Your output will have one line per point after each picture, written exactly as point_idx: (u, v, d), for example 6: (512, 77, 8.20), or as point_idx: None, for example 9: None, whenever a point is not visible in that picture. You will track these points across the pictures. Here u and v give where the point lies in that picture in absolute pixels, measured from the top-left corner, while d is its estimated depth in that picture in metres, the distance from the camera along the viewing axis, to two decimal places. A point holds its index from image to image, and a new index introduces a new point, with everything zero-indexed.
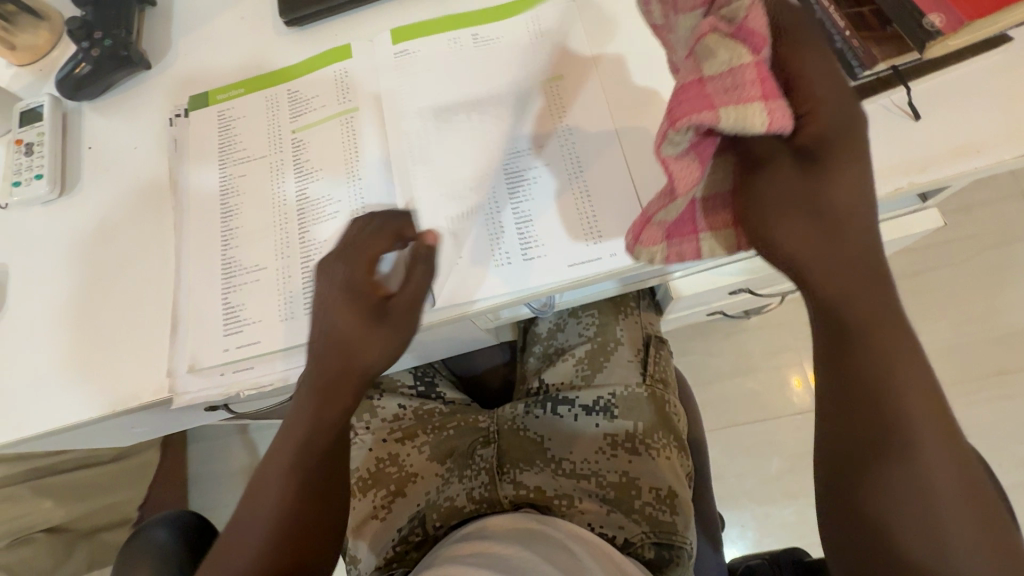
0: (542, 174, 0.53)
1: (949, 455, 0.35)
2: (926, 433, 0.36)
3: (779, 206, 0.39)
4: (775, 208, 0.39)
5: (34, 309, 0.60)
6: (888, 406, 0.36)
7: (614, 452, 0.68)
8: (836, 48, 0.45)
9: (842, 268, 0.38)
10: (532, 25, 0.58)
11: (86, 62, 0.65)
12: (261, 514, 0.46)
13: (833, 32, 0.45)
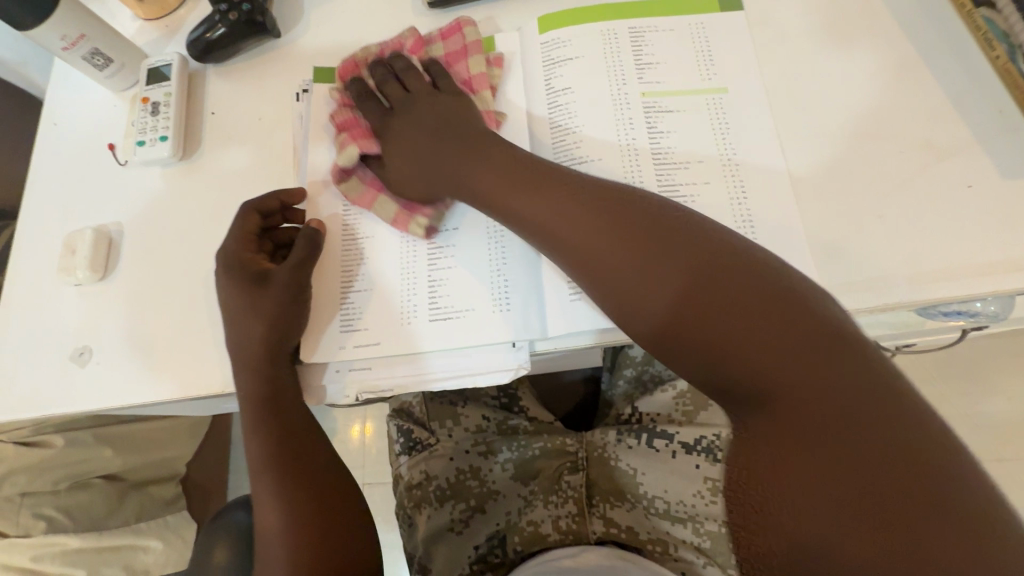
0: (704, 193, 0.48)
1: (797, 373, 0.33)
2: (774, 364, 0.33)
3: (419, 163, 0.51)
4: (602, 214, 0.42)
5: (148, 273, 0.60)
6: (705, 339, 0.35)
7: (713, 499, 0.62)
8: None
9: (688, 256, 0.38)
10: (695, 29, 0.53)
11: (221, 25, 0.63)
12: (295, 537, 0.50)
13: None
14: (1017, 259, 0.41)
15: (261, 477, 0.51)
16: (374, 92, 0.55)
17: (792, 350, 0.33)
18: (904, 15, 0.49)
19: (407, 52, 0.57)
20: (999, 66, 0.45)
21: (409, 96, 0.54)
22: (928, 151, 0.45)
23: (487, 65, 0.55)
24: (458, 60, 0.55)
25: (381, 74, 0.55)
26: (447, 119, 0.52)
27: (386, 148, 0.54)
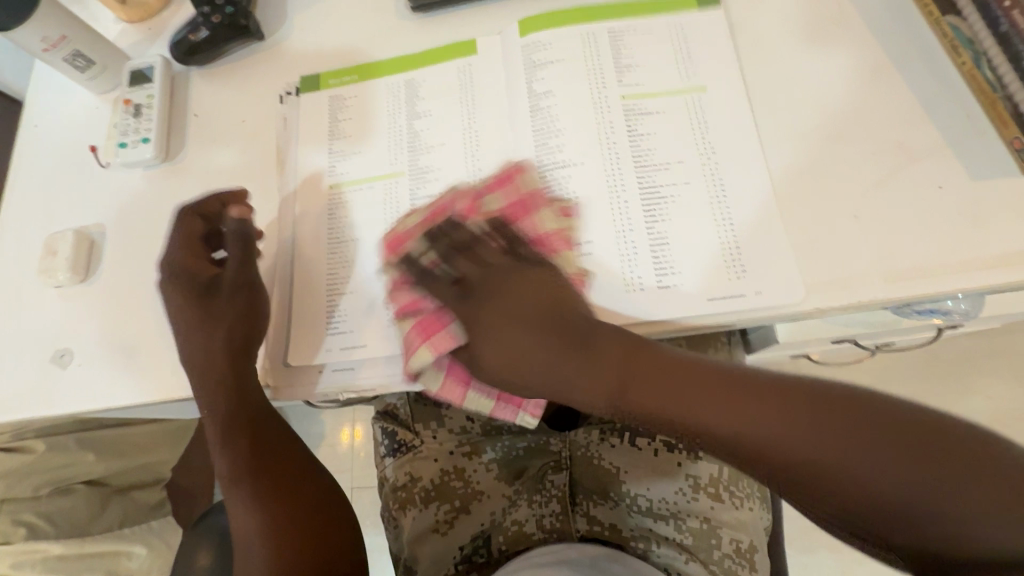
0: (684, 192, 0.49)
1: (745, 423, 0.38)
2: (790, 444, 0.36)
3: (518, 348, 0.45)
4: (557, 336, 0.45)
5: (130, 275, 0.59)
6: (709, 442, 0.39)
7: (695, 496, 0.64)
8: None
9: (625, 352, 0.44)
10: (674, 32, 0.54)
11: (204, 28, 0.63)
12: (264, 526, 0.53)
13: None
14: (984, 259, 0.42)
15: (236, 486, 0.54)
16: (444, 274, 0.47)
17: (809, 421, 0.36)
18: (877, 21, 0.50)
19: (520, 224, 0.48)
20: (965, 71, 0.46)
21: (487, 274, 0.46)
22: (899, 154, 0.46)
23: (558, 215, 0.49)
24: (524, 214, 0.48)
25: (442, 248, 0.47)
26: (523, 294, 0.46)
27: (470, 276, 0.46)
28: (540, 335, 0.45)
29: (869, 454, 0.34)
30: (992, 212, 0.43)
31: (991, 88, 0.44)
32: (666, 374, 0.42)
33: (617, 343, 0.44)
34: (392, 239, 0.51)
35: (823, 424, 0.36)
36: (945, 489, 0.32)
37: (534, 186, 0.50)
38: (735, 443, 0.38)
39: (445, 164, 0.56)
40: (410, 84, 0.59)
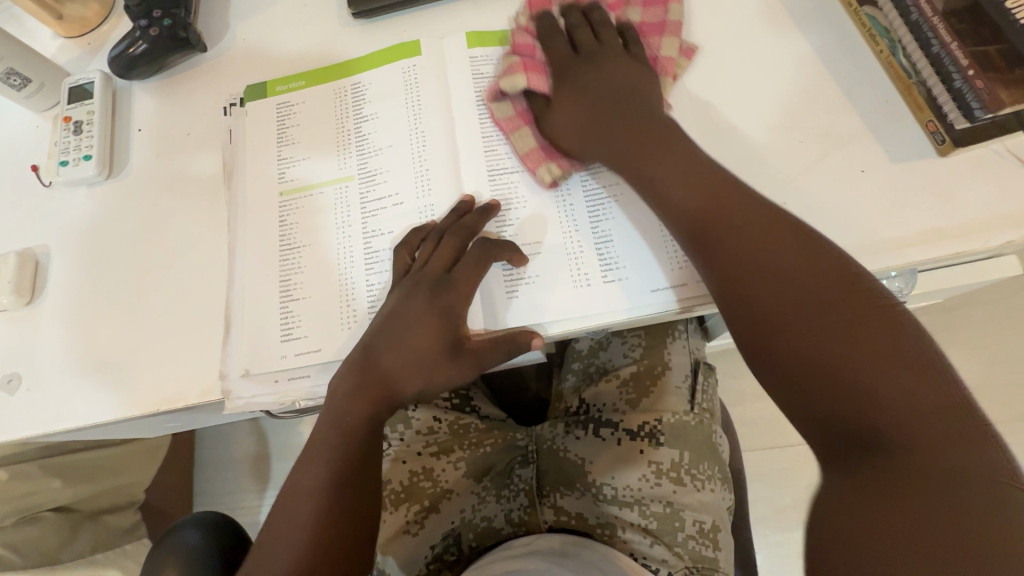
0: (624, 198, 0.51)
1: (849, 345, 0.37)
2: (849, 365, 0.36)
3: (588, 117, 0.51)
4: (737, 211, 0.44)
5: (78, 295, 0.58)
6: (783, 328, 0.39)
7: (658, 480, 0.65)
8: (953, 86, 0.43)
9: (767, 229, 0.43)
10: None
11: (142, 41, 0.62)
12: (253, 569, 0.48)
13: (953, 70, 0.43)
14: (905, 238, 0.44)
15: (315, 498, 0.48)
16: (564, 35, 0.54)
17: (869, 355, 0.36)
18: (801, 14, 0.52)
19: (605, 5, 0.54)
20: (882, 59, 0.48)
21: (599, 51, 0.52)
22: (823, 140, 0.48)
23: (678, 52, 0.53)
24: (655, 33, 0.53)
25: (574, 19, 0.54)
26: (611, 82, 0.51)
27: (584, 50, 0.52)
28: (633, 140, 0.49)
29: (907, 399, 0.34)
30: (912, 192, 0.45)
31: (906, 75, 0.47)
32: (778, 265, 0.41)
33: (739, 207, 0.44)
34: None
35: (893, 372, 0.35)
36: (921, 455, 0.33)
37: (561, 1, 0.55)
38: (783, 330, 0.39)
39: (391, 167, 0.55)
40: (356, 93, 0.59)
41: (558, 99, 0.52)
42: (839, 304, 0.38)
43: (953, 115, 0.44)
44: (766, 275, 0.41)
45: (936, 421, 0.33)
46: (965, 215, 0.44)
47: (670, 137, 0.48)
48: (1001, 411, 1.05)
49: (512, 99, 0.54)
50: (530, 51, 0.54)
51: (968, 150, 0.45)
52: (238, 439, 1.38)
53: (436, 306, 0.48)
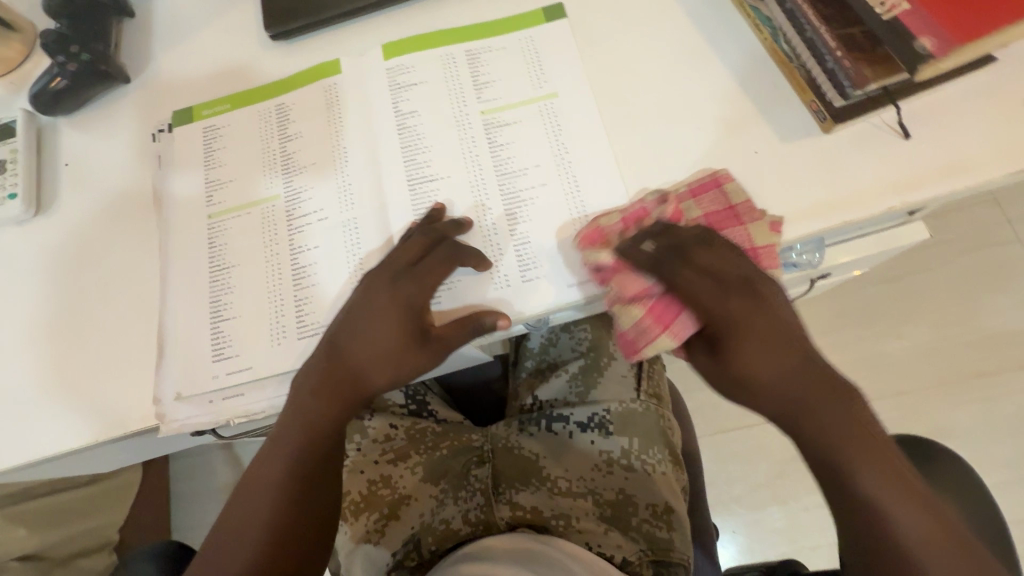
0: (543, 195, 0.52)
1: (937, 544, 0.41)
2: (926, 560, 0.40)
3: (748, 345, 0.45)
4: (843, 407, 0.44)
5: (11, 332, 0.58)
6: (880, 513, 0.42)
7: (610, 469, 0.67)
8: (827, 67, 0.46)
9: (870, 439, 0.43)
10: (524, 42, 0.57)
11: (62, 77, 0.62)
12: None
13: (824, 52, 0.46)
14: (798, 211, 0.47)
15: (276, 495, 0.49)
16: (651, 255, 0.46)
17: (857, 445, 0.43)
18: (695, 8, 0.55)
19: (664, 219, 0.48)
20: (767, 45, 0.51)
21: (719, 261, 0.45)
22: (720, 126, 0.51)
23: (767, 228, 0.46)
24: (730, 223, 0.47)
25: (660, 244, 0.46)
26: (768, 320, 0.45)
27: (710, 268, 0.45)
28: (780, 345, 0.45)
29: (876, 477, 0.42)
30: (802, 168, 0.48)
31: (788, 59, 0.50)
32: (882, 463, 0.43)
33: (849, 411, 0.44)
34: (595, 232, 0.48)
35: (875, 460, 0.43)
36: None
37: (613, 232, 0.48)
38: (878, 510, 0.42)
39: (317, 187, 0.56)
40: (281, 115, 0.60)
41: (683, 267, 0.45)
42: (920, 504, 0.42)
43: (831, 93, 0.47)
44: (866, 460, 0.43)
45: (898, 494, 0.42)
46: (850, 186, 0.47)
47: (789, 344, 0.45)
48: (953, 373, 1.10)
49: (637, 301, 0.46)
50: (630, 222, 0.49)
51: (848, 125, 0.48)
52: (212, 470, 1.36)
53: (400, 297, 0.49)
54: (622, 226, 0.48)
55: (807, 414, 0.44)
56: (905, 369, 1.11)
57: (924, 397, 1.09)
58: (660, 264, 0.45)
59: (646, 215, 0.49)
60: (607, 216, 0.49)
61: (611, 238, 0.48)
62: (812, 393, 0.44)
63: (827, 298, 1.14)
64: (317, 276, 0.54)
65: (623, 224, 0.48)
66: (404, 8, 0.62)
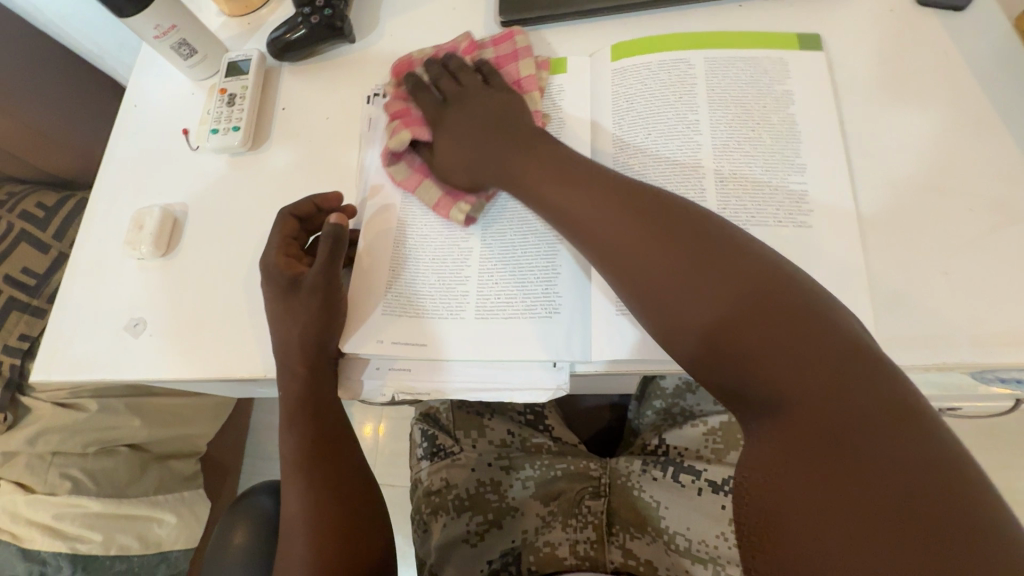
0: (777, 243, 0.46)
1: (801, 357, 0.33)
2: (790, 373, 0.33)
3: (472, 151, 0.53)
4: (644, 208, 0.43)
5: (209, 254, 0.62)
6: (739, 330, 0.35)
7: (738, 543, 0.59)
8: None
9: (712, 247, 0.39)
10: (775, 63, 0.52)
11: (302, 27, 0.65)
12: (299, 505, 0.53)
13: None
14: None
15: (298, 495, 0.53)
16: (430, 87, 0.57)
17: (813, 345, 0.33)
18: (985, 77, 0.49)
19: (460, 53, 0.59)
20: None
21: (461, 91, 0.55)
22: (998, 212, 0.45)
23: (537, 69, 0.57)
24: (511, 62, 0.57)
25: (434, 70, 0.57)
26: (496, 115, 0.53)
27: (450, 91, 0.56)
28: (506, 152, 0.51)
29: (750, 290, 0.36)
30: None
31: None
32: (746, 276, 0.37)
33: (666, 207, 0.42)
34: (404, 60, 0.61)
35: (724, 277, 0.37)
36: (864, 448, 0.30)
37: (422, 61, 0.61)
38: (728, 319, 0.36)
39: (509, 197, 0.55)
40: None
41: (444, 78, 0.57)
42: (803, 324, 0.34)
43: None
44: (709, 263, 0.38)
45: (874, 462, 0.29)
46: None
47: (539, 160, 0.49)
48: None
49: (513, 49, 0.58)
50: (440, 54, 0.60)
51: None
52: None
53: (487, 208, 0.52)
54: (433, 52, 0.60)
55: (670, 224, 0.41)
56: None
57: None
58: (483, 61, 0.57)
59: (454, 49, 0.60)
60: (420, 50, 0.61)
61: (417, 66, 0.61)
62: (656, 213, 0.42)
63: None
64: (500, 272, 0.52)
65: (431, 53, 0.60)
66: (645, 18, 0.59)
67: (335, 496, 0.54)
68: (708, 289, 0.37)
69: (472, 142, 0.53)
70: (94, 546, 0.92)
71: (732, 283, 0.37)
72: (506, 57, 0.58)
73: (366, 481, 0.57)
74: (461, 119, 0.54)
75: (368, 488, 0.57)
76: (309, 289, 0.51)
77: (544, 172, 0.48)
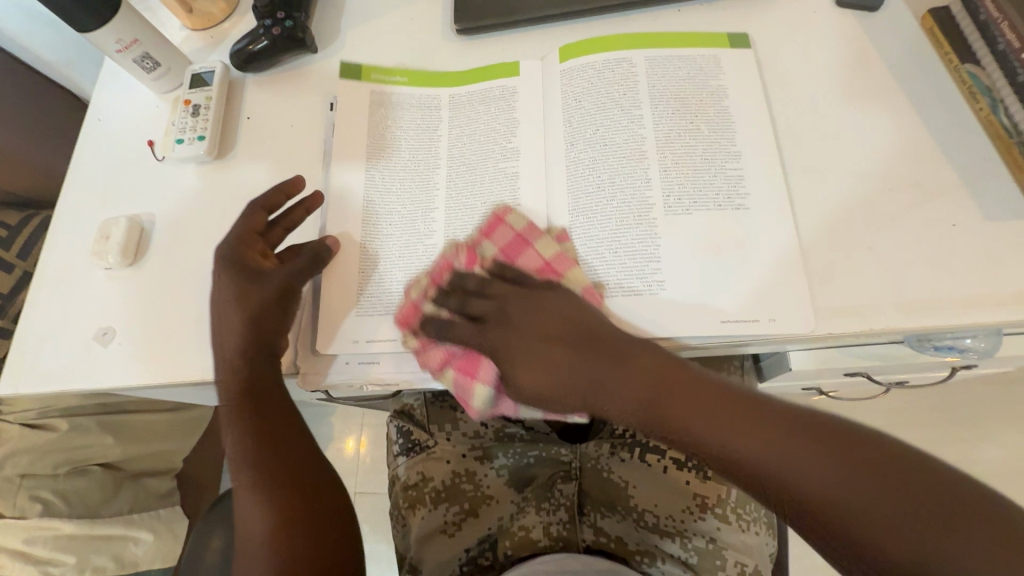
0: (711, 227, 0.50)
1: (744, 437, 0.42)
2: (749, 450, 0.41)
3: (552, 373, 0.49)
4: (575, 329, 0.49)
5: (177, 261, 0.63)
6: (710, 442, 0.43)
7: (702, 515, 0.63)
8: None
9: (629, 362, 0.47)
10: (712, 53, 0.56)
11: (264, 38, 0.67)
12: (252, 494, 0.53)
13: None
14: (998, 294, 0.45)
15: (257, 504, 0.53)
16: (455, 316, 0.52)
17: (744, 430, 0.42)
18: (900, 67, 0.54)
19: (460, 267, 0.54)
20: (982, 117, 0.50)
21: (503, 309, 0.51)
22: (915, 189, 0.49)
23: (556, 243, 0.53)
24: (522, 250, 0.53)
25: (455, 301, 0.52)
26: (541, 309, 0.51)
27: (488, 312, 0.52)
28: (538, 334, 0.50)
29: (652, 384, 0.46)
30: (1004, 254, 0.46)
31: (1007, 135, 0.48)
32: (669, 377, 0.46)
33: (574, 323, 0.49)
34: (408, 308, 0.53)
35: (653, 388, 0.46)
36: (819, 484, 0.39)
37: (421, 294, 0.53)
38: (696, 435, 0.44)
39: (474, 219, 0.56)
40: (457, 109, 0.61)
41: (461, 317, 0.52)
42: (715, 405, 0.44)
43: None
44: (641, 382, 0.46)
45: (824, 455, 0.40)
46: None
47: (532, 308, 0.51)
48: None
49: (515, 223, 0.54)
50: (438, 275, 0.54)
51: None
52: None
53: (560, 359, 0.49)
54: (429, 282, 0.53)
55: (590, 336, 0.48)
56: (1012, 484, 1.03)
57: None
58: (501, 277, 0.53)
59: (447, 268, 0.54)
60: (414, 287, 0.54)
61: (425, 303, 0.53)
62: (575, 329, 0.49)
63: (927, 390, 1.09)
64: None
65: (431, 282, 0.54)
66: (591, 23, 0.63)
67: (287, 485, 0.54)
68: (650, 389, 0.46)
69: (542, 348, 0.50)
70: (68, 568, 0.90)
71: (668, 387, 0.46)
72: (521, 237, 0.53)
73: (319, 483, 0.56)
74: (519, 326, 0.51)
75: (324, 476, 0.57)
76: (275, 281, 0.54)
77: (525, 334, 0.50)
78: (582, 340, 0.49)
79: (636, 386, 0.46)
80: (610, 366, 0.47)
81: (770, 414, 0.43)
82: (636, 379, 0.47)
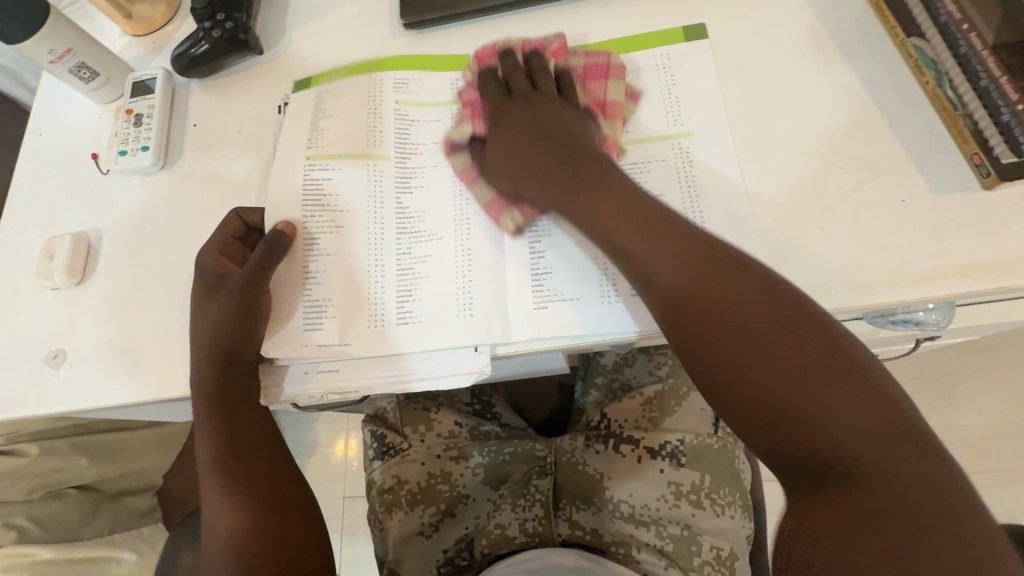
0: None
1: (840, 415, 0.36)
2: (822, 418, 0.37)
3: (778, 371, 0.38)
4: (739, 309, 0.41)
5: (127, 277, 0.61)
6: (800, 418, 0.37)
7: (677, 502, 0.63)
8: (980, 86, 0.45)
9: (835, 379, 0.37)
10: (659, 58, 0.57)
11: (204, 42, 0.65)
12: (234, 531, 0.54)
13: (980, 69, 0.45)
14: (946, 269, 0.45)
15: (227, 496, 0.55)
16: None
17: (860, 421, 0.36)
18: (848, 44, 0.54)
19: None
20: (929, 90, 0.50)
21: None
22: (864, 167, 0.49)
23: (624, 96, 0.55)
24: (598, 78, 0.55)
25: None
26: (878, 410, 0.36)
27: None
28: (847, 400, 0.37)
29: (819, 387, 0.37)
30: (954, 225, 0.46)
31: (953, 106, 0.48)
32: (858, 401, 0.37)
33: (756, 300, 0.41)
34: None
35: (824, 385, 0.37)
36: (868, 490, 0.35)
37: None
38: (788, 399, 0.38)
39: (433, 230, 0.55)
40: (370, 95, 0.60)
41: None
42: (846, 388, 0.37)
43: (999, 148, 0.45)
44: (794, 360, 0.39)
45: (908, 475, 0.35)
46: (1008, 251, 0.44)
47: (734, 291, 0.42)
48: None
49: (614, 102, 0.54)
50: None
51: (1014, 185, 0.45)
52: None
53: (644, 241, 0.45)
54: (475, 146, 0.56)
55: (814, 420, 0.37)
56: (989, 450, 1.06)
57: (1001, 481, 1.04)
58: None
59: None
60: None
61: None
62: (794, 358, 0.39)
63: (904, 362, 1.10)
64: (425, 276, 0.54)
65: None
66: (538, 12, 0.62)
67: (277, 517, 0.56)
68: (824, 399, 0.37)
69: (792, 373, 0.38)
70: None
71: (850, 401, 0.37)
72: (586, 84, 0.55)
73: (291, 477, 0.59)
74: (834, 416, 0.36)
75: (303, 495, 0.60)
76: (228, 292, 0.52)
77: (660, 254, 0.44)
78: (804, 350, 0.39)
79: (824, 405, 0.37)
80: (811, 376, 0.38)
81: (879, 408, 0.37)
82: (795, 360, 0.38)
